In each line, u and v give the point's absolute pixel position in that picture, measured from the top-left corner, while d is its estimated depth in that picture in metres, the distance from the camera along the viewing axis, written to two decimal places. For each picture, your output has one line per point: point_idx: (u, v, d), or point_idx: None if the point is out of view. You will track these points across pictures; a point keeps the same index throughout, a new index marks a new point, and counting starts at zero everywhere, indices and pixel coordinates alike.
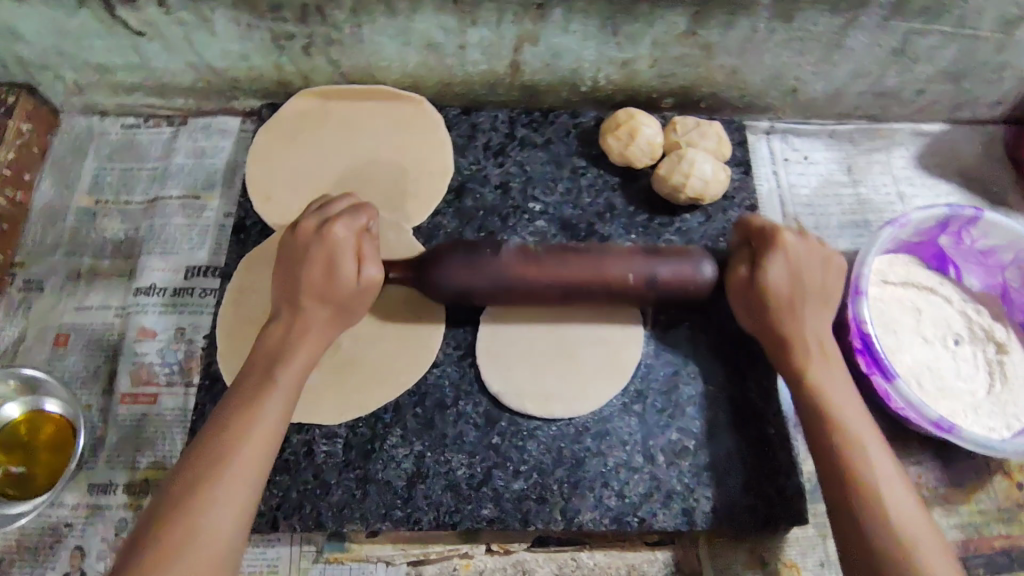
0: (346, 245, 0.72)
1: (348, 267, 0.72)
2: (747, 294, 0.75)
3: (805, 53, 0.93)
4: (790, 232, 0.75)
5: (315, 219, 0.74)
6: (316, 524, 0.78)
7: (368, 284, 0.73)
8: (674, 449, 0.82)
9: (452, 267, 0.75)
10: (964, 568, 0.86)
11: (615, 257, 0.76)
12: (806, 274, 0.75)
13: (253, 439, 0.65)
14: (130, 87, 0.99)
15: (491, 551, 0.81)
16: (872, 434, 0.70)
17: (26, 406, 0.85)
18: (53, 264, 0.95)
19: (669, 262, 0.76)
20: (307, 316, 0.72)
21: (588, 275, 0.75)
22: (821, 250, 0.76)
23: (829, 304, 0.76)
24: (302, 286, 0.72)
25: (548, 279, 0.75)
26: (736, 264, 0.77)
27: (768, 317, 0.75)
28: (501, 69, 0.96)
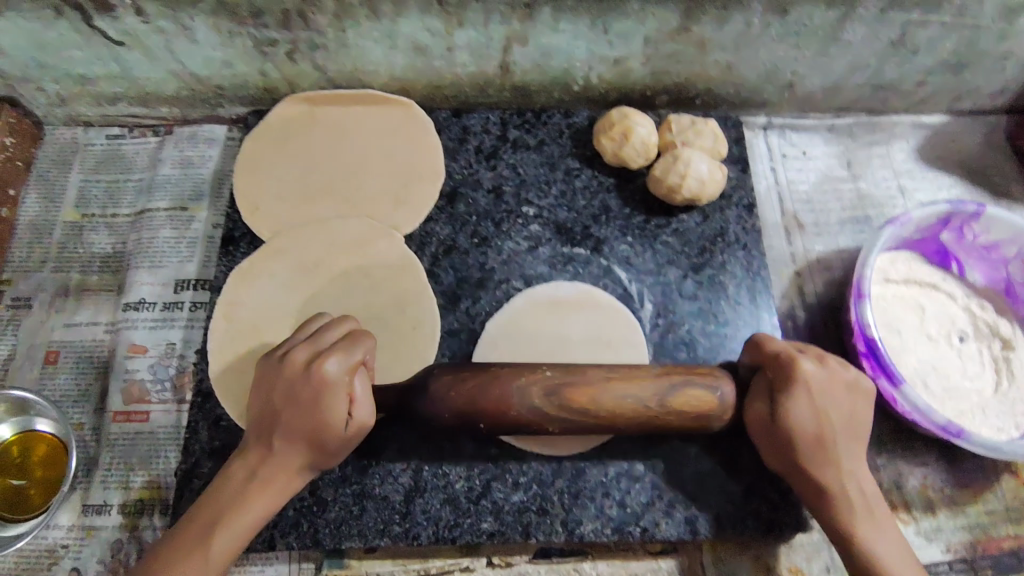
0: (339, 385, 0.66)
1: (341, 409, 0.66)
2: (764, 425, 0.69)
3: (801, 48, 0.91)
4: (807, 361, 0.69)
5: (305, 354, 0.67)
6: (313, 542, 0.77)
7: (357, 428, 0.67)
8: (675, 457, 0.81)
9: (445, 398, 0.68)
10: (972, 570, 0.84)
11: (615, 386, 0.67)
12: (834, 415, 0.68)
13: (245, 517, 0.65)
14: (113, 98, 0.97)
15: (492, 564, 0.80)
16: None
17: (16, 427, 0.84)
18: (41, 280, 0.93)
19: (693, 390, 0.68)
20: (282, 444, 0.67)
21: (579, 401, 0.67)
22: (846, 377, 0.70)
23: (859, 437, 0.70)
24: (279, 425, 0.66)
25: (551, 406, 0.67)
26: (754, 400, 0.69)
27: (802, 467, 0.69)
28: (490, 70, 0.94)
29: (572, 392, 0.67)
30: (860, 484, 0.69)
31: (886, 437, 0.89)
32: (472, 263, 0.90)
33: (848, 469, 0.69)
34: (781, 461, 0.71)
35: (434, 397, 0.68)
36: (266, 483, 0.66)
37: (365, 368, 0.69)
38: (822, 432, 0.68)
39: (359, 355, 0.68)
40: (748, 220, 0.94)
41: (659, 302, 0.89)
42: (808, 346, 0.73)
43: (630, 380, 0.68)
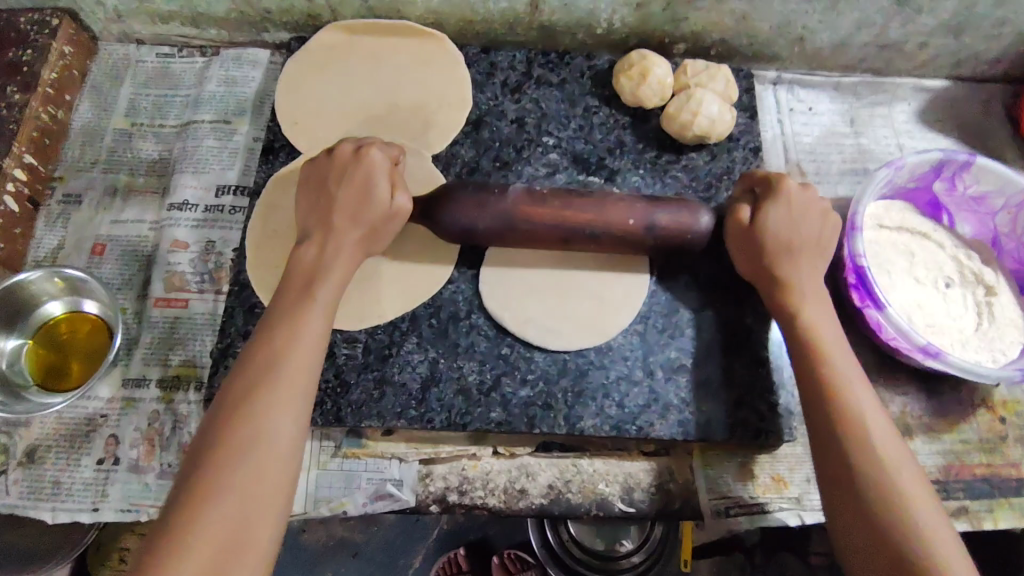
0: (380, 169, 0.78)
1: (383, 189, 0.77)
2: (744, 237, 0.80)
3: (812, 1, 0.97)
4: (789, 181, 0.81)
5: (351, 145, 0.80)
6: (336, 420, 0.83)
7: (398, 211, 0.78)
8: (672, 366, 0.87)
9: (464, 208, 0.79)
10: (944, 491, 0.91)
11: (616, 205, 0.80)
12: (805, 223, 0.78)
13: (276, 404, 0.64)
14: (166, 16, 1.03)
15: (497, 454, 0.88)
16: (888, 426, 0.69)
17: (67, 305, 0.92)
18: (91, 179, 1.00)
19: (668, 210, 0.81)
20: (340, 243, 0.75)
21: (588, 217, 0.79)
22: (818, 199, 0.81)
23: (823, 256, 0.80)
24: (334, 206, 0.76)
25: (546, 224, 0.79)
26: (737, 211, 0.81)
27: (766, 262, 0.78)
28: (520, 7, 1.00)
29: (567, 210, 0.79)
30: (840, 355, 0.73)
31: (870, 368, 0.95)
32: (493, 184, 0.97)
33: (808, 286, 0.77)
34: (751, 262, 0.80)
35: (452, 211, 0.79)
36: (335, 255, 0.75)
37: (399, 172, 0.80)
38: (791, 240, 0.78)
39: (394, 152, 0.81)
40: (753, 161, 1.00)
41: None
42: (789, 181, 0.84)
43: (619, 202, 0.81)
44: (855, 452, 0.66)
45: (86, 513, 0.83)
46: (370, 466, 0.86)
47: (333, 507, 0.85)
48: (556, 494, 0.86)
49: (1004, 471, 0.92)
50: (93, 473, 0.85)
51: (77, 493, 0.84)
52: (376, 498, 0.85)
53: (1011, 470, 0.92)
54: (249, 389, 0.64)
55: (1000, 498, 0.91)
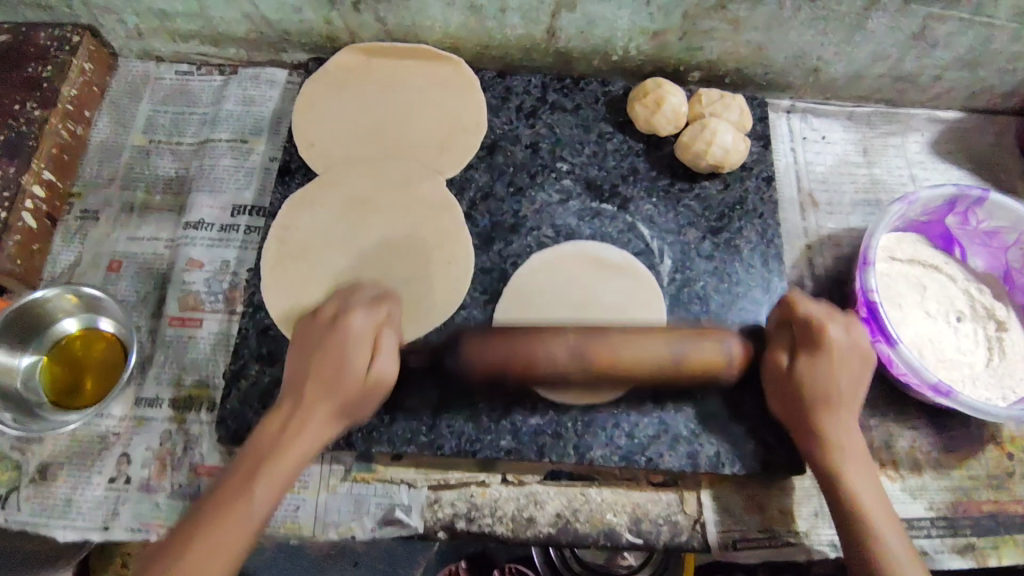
0: (359, 338, 0.75)
1: (359, 363, 0.74)
2: (784, 377, 0.78)
3: (828, 33, 0.97)
4: (834, 328, 0.78)
5: (334, 309, 0.78)
6: (347, 443, 0.84)
7: (376, 381, 0.75)
8: (684, 397, 0.87)
9: (481, 353, 0.77)
10: (951, 527, 0.91)
11: (644, 340, 0.76)
12: (843, 364, 0.77)
13: (253, 506, 0.69)
14: (186, 35, 1.04)
15: (506, 481, 0.88)
16: (887, 515, 0.74)
17: (82, 322, 0.92)
18: (108, 196, 1.01)
19: (697, 345, 0.77)
20: (308, 414, 0.73)
21: (610, 362, 0.76)
22: (862, 347, 0.78)
23: (854, 406, 0.78)
24: (310, 374, 0.74)
25: (585, 372, 0.76)
26: (776, 352, 0.79)
27: (801, 405, 0.78)
28: (537, 33, 1.01)
29: (600, 347, 0.76)
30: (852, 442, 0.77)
31: (879, 401, 0.95)
32: (507, 210, 0.98)
33: (837, 422, 0.77)
34: (781, 398, 0.80)
35: (471, 355, 0.77)
36: (299, 429, 0.72)
37: (387, 326, 0.79)
38: (828, 396, 0.77)
39: (381, 316, 0.78)
40: (767, 192, 1.00)
41: (678, 259, 0.96)
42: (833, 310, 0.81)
43: (652, 336, 0.77)
44: (860, 515, 0.73)
45: (97, 531, 0.84)
46: (379, 490, 0.87)
47: (342, 531, 0.85)
48: (564, 523, 0.87)
49: (1011, 508, 0.92)
50: (104, 491, 0.86)
51: (87, 512, 0.85)
52: (384, 523, 0.86)
53: (1018, 507, 0.92)
54: (240, 485, 0.69)
55: (1007, 536, 0.91)
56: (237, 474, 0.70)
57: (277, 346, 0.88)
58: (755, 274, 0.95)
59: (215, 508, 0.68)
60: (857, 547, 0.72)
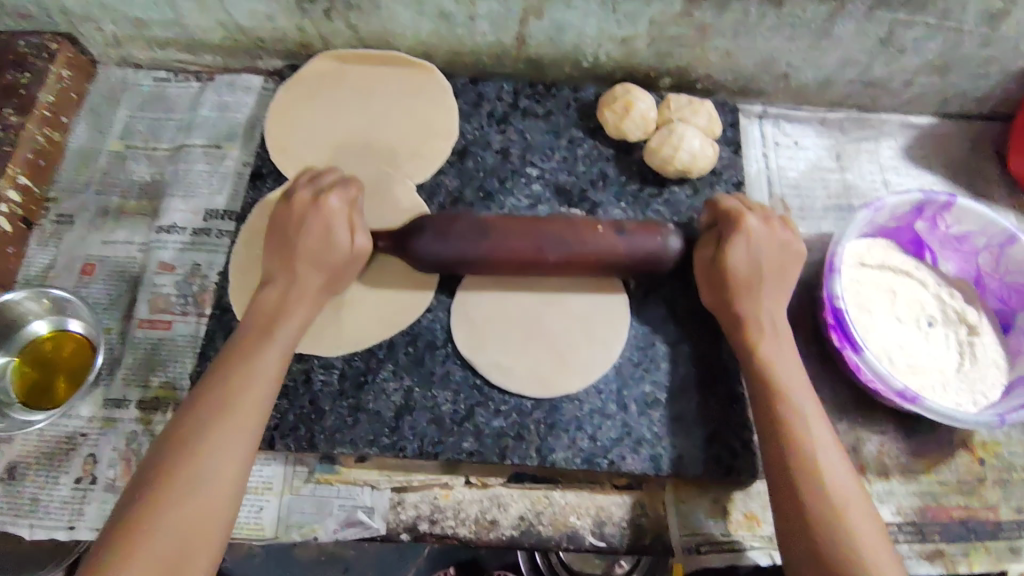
0: (339, 216, 0.81)
1: (343, 236, 0.81)
2: (707, 268, 0.82)
3: (795, 39, 0.98)
4: (751, 216, 0.82)
5: (309, 192, 0.83)
6: (309, 445, 0.84)
7: (359, 253, 0.82)
8: (647, 401, 0.87)
9: (428, 241, 0.81)
10: (919, 533, 0.90)
11: (584, 227, 0.81)
12: (764, 255, 0.80)
13: (232, 424, 0.70)
14: (163, 43, 1.06)
15: (469, 484, 0.88)
16: (817, 414, 0.74)
17: (53, 324, 0.93)
18: (84, 201, 1.03)
19: (635, 232, 0.82)
20: (301, 277, 0.80)
21: (557, 240, 0.80)
22: (783, 235, 0.82)
23: (783, 283, 0.81)
24: (299, 250, 0.80)
25: (521, 252, 0.80)
26: (703, 246, 0.84)
27: (727, 293, 0.80)
28: (507, 40, 1.02)
29: (525, 229, 0.81)
30: (782, 350, 0.78)
31: (848, 406, 0.95)
32: (476, 214, 0.98)
33: (767, 310, 0.79)
34: (713, 293, 0.83)
35: (427, 238, 0.81)
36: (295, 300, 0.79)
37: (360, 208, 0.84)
38: (751, 273, 0.80)
39: (353, 195, 0.84)
40: None
41: None
42: (764, 211, 0.85)
43: (597, 223, 0.82)
44: (790, 425, 0.72)
45: (63, 530, 0.85)
46: (342, 493, 0.87)
47: (304, 533, 0.85)
48: (527, 526, 0.86)
49: (981, 514, 0.91)
50: (70, 491, 0.86)
51: (54, 511, 0.85)
52: (347, 525, 0.86)
53: (988, 513, 0.92)
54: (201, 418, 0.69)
55: (977, 542, 0.90)
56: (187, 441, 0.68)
57: None
58: None
59: (147, 517, 0.63)
60: (781, 459, 0.71)
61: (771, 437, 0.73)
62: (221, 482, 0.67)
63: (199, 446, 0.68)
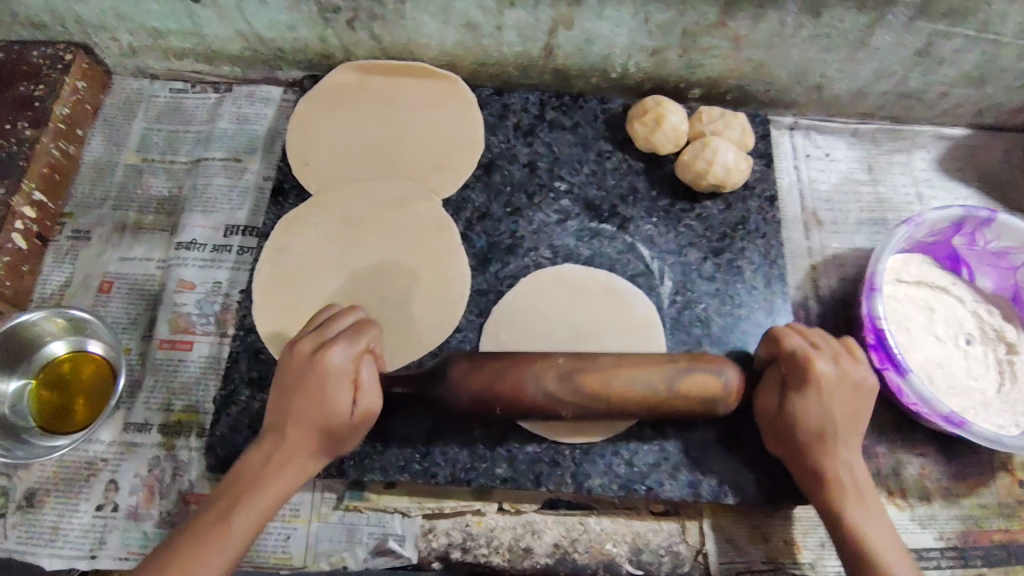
0: (341, 369, 0.71)
1: (342, 399, 0.71)
2: (774, 420, 0.76)
3: (831, 50, 0.95)
4: (820, 359, 0.75)
5: (313, 342, 0.73)
6: (338, 471, 0.82)
7: (360, 416, 0.72)
8: (685, 424, 0.85)
9: (461, 388, 0.73)
10: (961, 558, 0.88)
11: (639, 371, 0.72)
12: (839, 414, 0.74)
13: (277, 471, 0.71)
14: (180, 52, 1.03)
15: (502, 510, 0.86)
16: (896, 547, 0.70)
17: (71, 345, 0.91)
18: (100, 216, 1.00)
19: (702, 379, 0.72)
20: (297, 420, 0.71)
21: (595, 396, 0.71)
22: (855, 376, 0.75)
23: (858, 433, 0.75)
24: (296, 392, 0.71)
25: (569, 395, 0.71)
26: (767, 395, 0.77)
27: (797, 446, 0.75)
28: (535, 51, 0.99)
29: (587, 375, 0.72)
30: (853, 471, 0.74)
31: (886, 427, 0.93)
32: (504, 230, 0.96)
33: (841, 457, 0.74)
34: (778, 441, 0.78)
35: (453, 385, 0.73)
36: (291, 440, 0.71)
37: (369, 353, 0.74)
38: (823, 430, 0.74)
39: (363, 342, 0.73)
40: (769, 211, 0.98)
41: (679, 280, 0.94)
42: (826, 340, 0.78)
43: (648, 365, 0.73)
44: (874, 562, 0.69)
45: (84, 560, 0.82)
46: (372, 520, 0.85)
47: (334, 561, 0.83)
48: (562, 554, 0.84)
49: None
50: (91, 519, 0.84)
51: (75, 540, 0.83)
52: (377, 553, 0.84)
53: None
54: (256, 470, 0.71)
55: (1020, 567, 0.88)
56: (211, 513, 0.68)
57: (268, 370, 0.86)
58: (757, 296, 0.93)
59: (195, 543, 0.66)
60: None
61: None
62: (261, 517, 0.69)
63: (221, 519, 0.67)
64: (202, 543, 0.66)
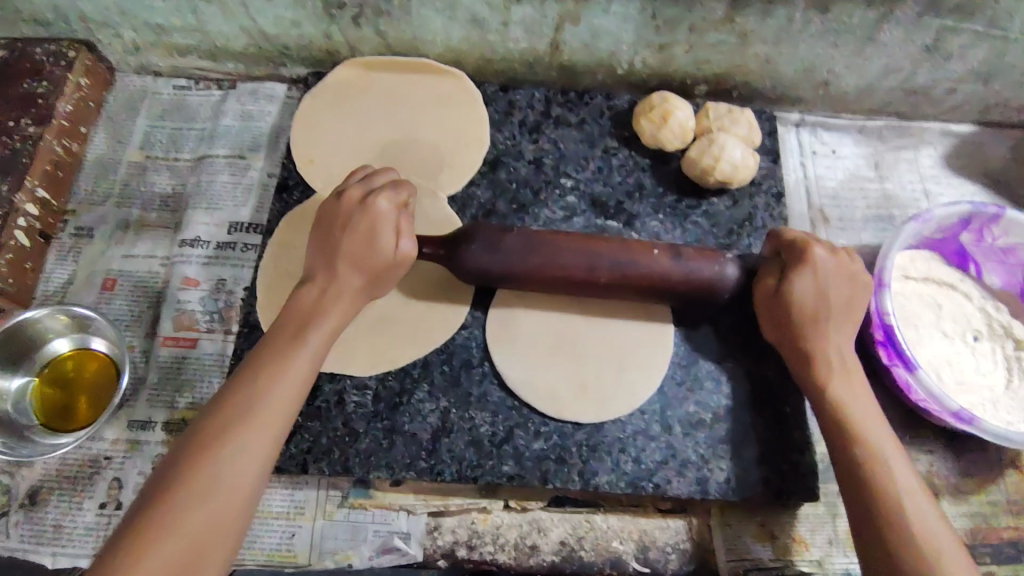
0: (387, 217, 0.74)
1: (388, 239, 0.74)
2: (772, 298, 0.77)
3: (839, 46, 0.95)
4: (818, 247, 0.77)
5: (360, 191, 0.76)
6: (344, 469, 0.81)
7: (403, 259, 0.75)
8: (693, 421, 0.84)
9: (501, 245, 0.77)
10: (969, 555, 0.87)
11: (630, 251, 0.77)
12: (834, 295, 0.75)
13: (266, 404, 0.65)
14: (185, 50, 1.03)
15: (508, 508, 0.85)
16: (891, 444, 0.70)
17: (74, 342, 0.90)
18: (103, 213, 0.99)
19: (691, 255, 0.78)
20: (341, 287, 0.73)
21: (603, 267, 0.76)
22: (852, 267, 0.77)
23: (853, 318, 0.76)
24: (341, 250, 0.73)
25: (571, 263, 0.76)
26: (765, 275, 0.78)
27: (795, 329, 0.76)
28: (541, 47, 0.99)
29: (580, 258, 0.76)
30: (844, 356, 0.75)
31: (894, 424, 0.92)
32: (510, 227, 0.95)
33: (836, 340, 0.75)
34: (771, 322, 0.79)
35: (491, 249, 0.77)
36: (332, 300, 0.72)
37: (409, 212, 0.77)
38: (821, 310, 0.75)
39: (407, 194, 0.77)
40: (776, 208, 0.98)
41: None
42: (825, 239, 0.80)
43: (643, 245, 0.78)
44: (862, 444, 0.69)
45: (87, 559, 0.81)
46: (377, 518, 0.84)
47: (338, 560, 0.82)
48: (569, 552, 0.84)
49: None
50: (95, 518, 0.83)
51: (78, 538, 0.82)
52: (382, 551, 0.83)
53: None
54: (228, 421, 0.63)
55: None
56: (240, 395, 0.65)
57: None
58: None
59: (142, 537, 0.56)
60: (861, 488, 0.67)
61: (841, 454, 0.70)
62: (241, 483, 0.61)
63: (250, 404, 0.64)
64: (248, 422, 0.63)
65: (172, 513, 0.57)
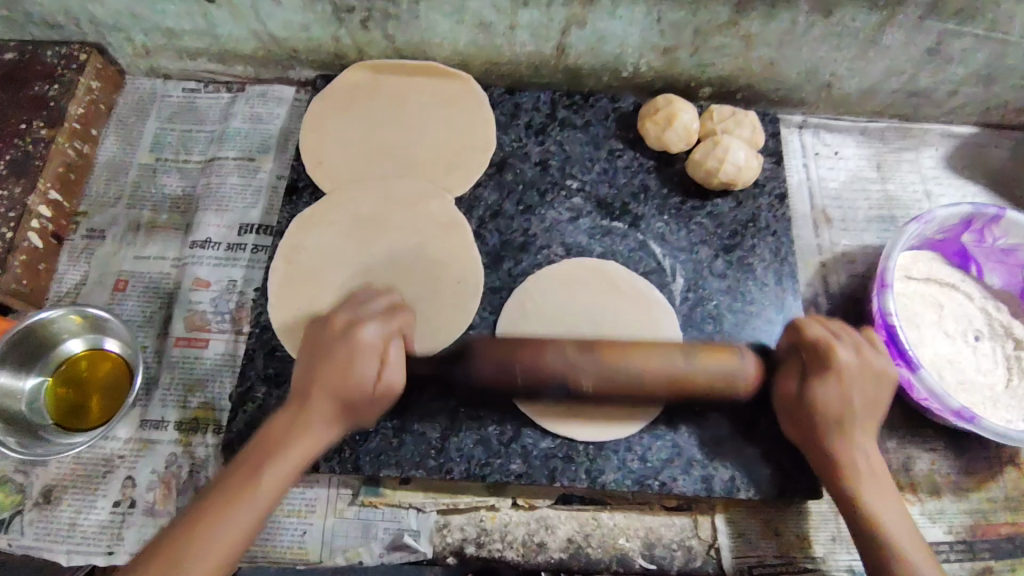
0: (372, 344, 0.73)
1: (377, 326, 0.73)
2: (795, 403, 0.77)
3: (842, 49, 0.96)
4: (841, 346, 0.76)
5: None
6: (354, 467, 0.83)
7: (393, 338, 0.75)
8: (698, 419, 0.85)
9: (486, 361, 0.77)
10: (970, 551, 0.89)
11: (659, 353, 0.77)
12: (857, 395, 0.75)
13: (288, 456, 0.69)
14: (195, 53, 1.04)
15: (515, 505, 0.86)
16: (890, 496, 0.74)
17: (88, 343, 0.91)
18: (114, 215, 1.01)
19: (712, 358, 0.77)
20: (338, 350, 0.73)
21: (628, 384, 0.76)
22: (877, 365, 0.76)
23: (875, 412, 0.76)
24: (331, 331, 0.74)
25: (591, 377, 0.76)
26: (786, 378, 0.79)
27: (814, 429, 0.76)
28: (547, 50, 1.00)
29: (606, 364, 0.76)
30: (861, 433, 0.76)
31: (895, 422, 0.94)
32: (517, 228, 0.96)
33: (856, 437, 0.75)
34: (795, 424, 0.78)
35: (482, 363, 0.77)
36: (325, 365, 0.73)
37: (399, 337, 0.75)
38: (843, 416, 0.75)
39: (395, 324, 0.76)
40: (780, 209, 0.99)
41: (690, 279, 0.94)
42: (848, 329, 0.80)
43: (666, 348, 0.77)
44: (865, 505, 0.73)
45: (102, 556, 0.83)
46: (387, 515, 0.85)
47: (349, 556, 0.84)
48: (576, 548, 0.85)
49: None
50: (108, 515, 0.84)
51: (92, 536, 0.83)
52: (392, 548, 0.84)
53: None
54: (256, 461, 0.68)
55: None
56: (248, 455, 0.68)
57: (284, 368, 0.87)
58: (769, 293, 0.94)
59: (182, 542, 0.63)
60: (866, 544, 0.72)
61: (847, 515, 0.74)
62: (252, 519, 0.65)
63: (259, 464, 0.67)
64: (273, 451, 0.68)
65: (200, 530, 0.64)
